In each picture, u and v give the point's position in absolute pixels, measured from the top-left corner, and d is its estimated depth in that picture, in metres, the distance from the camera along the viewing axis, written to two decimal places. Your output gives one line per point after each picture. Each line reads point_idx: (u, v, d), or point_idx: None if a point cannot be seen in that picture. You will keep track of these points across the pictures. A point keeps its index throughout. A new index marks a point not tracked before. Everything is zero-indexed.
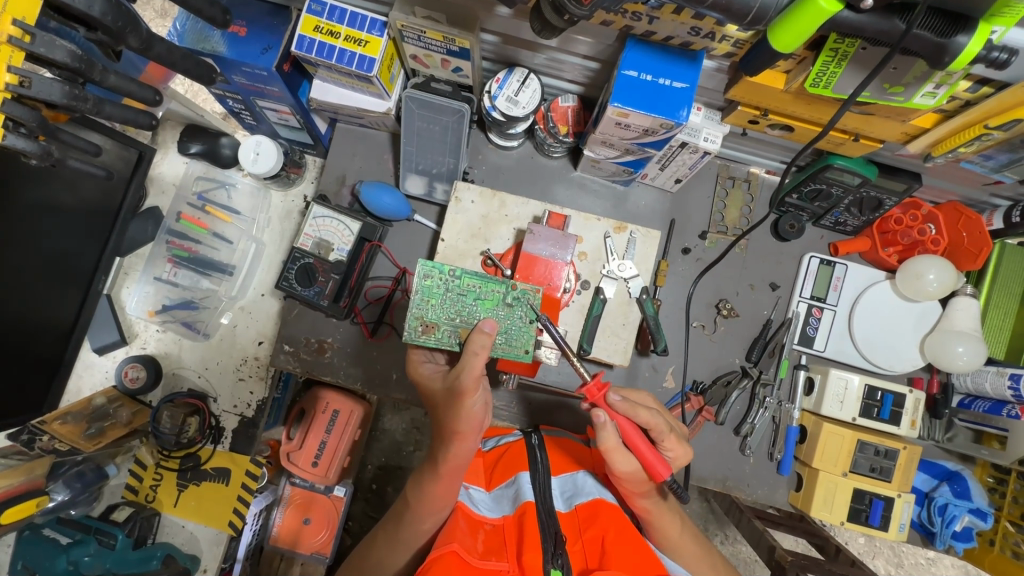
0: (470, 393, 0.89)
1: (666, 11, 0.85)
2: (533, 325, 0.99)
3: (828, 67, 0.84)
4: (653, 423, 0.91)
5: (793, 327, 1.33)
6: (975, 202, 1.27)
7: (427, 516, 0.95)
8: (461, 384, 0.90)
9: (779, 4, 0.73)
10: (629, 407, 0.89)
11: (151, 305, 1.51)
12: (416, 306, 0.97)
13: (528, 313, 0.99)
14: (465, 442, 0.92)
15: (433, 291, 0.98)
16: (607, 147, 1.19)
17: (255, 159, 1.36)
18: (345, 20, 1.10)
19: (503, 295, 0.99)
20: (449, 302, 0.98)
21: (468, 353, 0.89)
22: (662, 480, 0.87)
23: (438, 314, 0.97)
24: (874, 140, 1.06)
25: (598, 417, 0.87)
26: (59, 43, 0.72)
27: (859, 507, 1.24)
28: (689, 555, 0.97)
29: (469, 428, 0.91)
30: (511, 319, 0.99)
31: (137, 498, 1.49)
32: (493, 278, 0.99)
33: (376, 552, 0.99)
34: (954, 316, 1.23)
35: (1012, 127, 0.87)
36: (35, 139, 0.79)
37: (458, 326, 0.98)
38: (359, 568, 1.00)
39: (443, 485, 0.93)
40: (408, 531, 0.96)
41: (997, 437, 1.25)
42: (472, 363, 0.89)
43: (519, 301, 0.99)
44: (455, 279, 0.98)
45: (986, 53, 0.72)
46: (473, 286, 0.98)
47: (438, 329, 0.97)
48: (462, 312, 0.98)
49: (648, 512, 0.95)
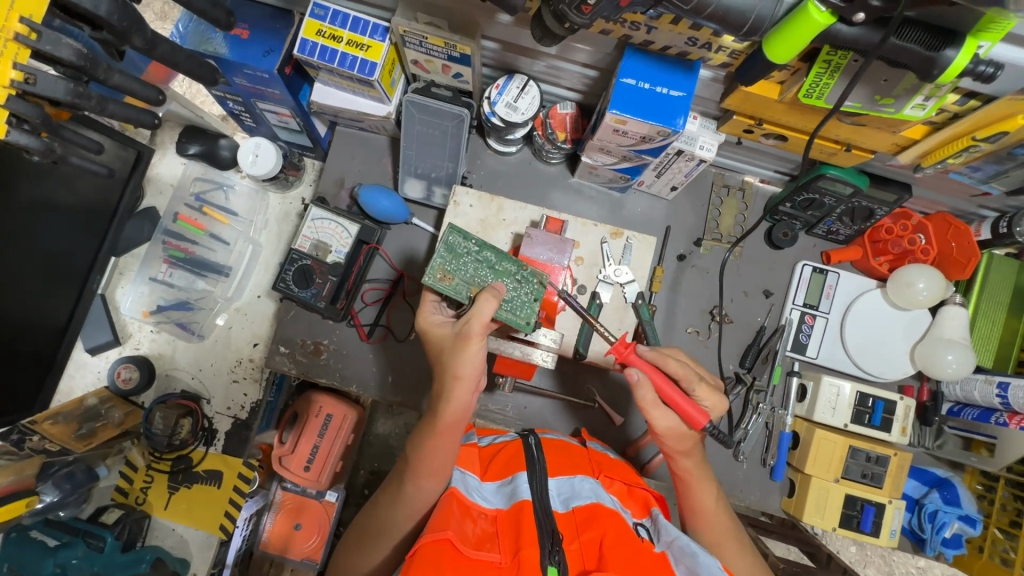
0: (475, 339, 0.92)
1: (664, 21, 0.87)
2: (537, 303, 1.04)
3: (822, 79, 0.86)
4: (683, 373, 0.96)
5: (786, 334, 1.34)
6: (964, 213, 1.29)
7: (428, 477, 0.95)
8: (466, 330, 0.93)
9: (774, 15, 0.76)
10: (656, 355, 0.96)
11: (146, 305, 1.48)
12: (438, 257, 1.04)
13: (534, 291, 1.04)
14: (463, 386, 0.94)
15: (457, 250, 1.04)
16: (605, 154, 1.20)
17: (254, 161, 1.36)
18: (348, 25, 1.11)
19: (515, 272, 1.04)
20: (466, 265, 1.04)
21: (479, 300, 0.94)
22: (702, 428, 0.93)
23: (456, 267, 1.04)
24: (865, 151, 1.08)
25: (633, 376, 0.92)
26: (65, 41, 0.73)
27: (850, 513, 1.24)
28: (714, 534, 0.98)
29: (469, 373, 0.94)
30: (517, 292, 1.04)
31: (127, 500, 1.47)
32: (507, 256, 1.06)
33: (381, 513, 0.98)
34: (943, 324, 1.25)
35: (999, 139, 0.90)
36: (38, 136, 0.79)
37: (471, 285, 1.04)
38: (361, 532, 1.00)
39: (441, 439, 0.95)
40: (407, 494, 0.96)
41: (985, 444, 1.30)
42: (482, 309, 0.93)
43: (527, 280, 1.05)
44: (476, 247, 1.04)
45: (973, 67, 0.74)
46: (489, 255, 1.04)
47: (453, 281, 1.03)
48: (476, 275, 1.04)
49: (689, 475, 0.98)
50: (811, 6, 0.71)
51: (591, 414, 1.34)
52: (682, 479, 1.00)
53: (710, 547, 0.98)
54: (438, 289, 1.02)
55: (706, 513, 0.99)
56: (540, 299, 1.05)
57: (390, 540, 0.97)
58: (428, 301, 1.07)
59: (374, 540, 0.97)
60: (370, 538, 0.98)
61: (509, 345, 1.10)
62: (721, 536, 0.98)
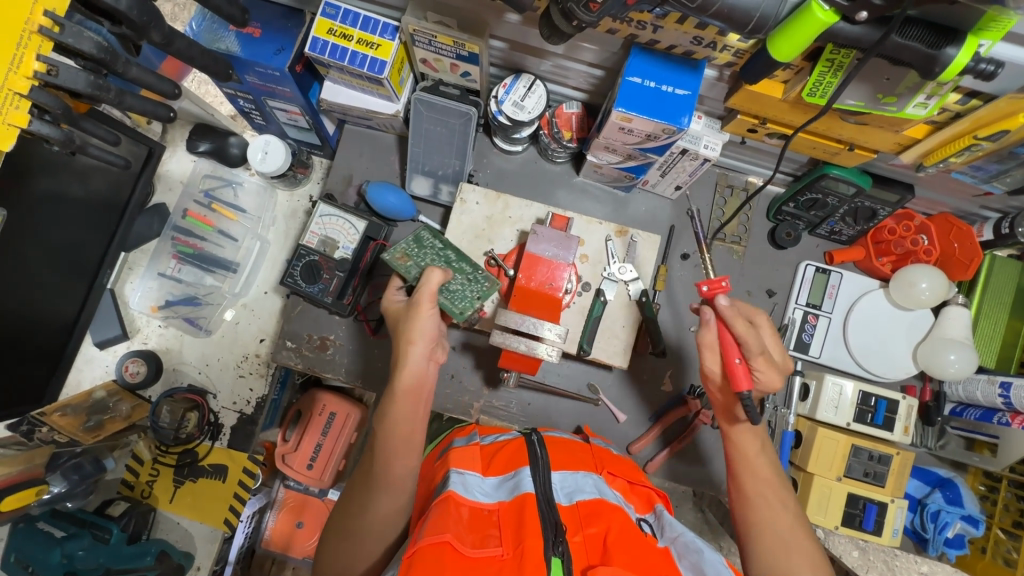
0: (425, 307, 1.02)
1: (670, 20, 0.88)
2: (478, 303, 1.11)
3: (825, 77, 0.88)
4: (710, 342, 1.00)
5: (789, 333, 1.35)
6: (967, 214, 1.30)
7: (404, 451, 0.96)
8: (416, 299, 1.03)
9: (779, 15, 0.77)
10: (732, 313, 0.96)
11: (154, 300, 1.52)
12: (404, 242, 1.14)
13: (480, 291, 1.12)
14: (415, 346, 1.01)
15: (423, 241, 1.15)
16: (610, 152, 1.22)
17: (264, 158, 1.38)
18: (358, 24, 1.13)
19: (469, 271, 1.13)
20: (427, 253, 1.14)
21: (427, 272, 1.04)
22: (739, 392, 0.95)
23: (416, 251, 1.14)
24: (867, 150, 1.09)
25: (704, 316, 1.00)
26: (87, 35, 0.74)
27: (853, 511, 1.25)
28: (761, 478, 1.00)
29: (421, 338, 1.01)
30: (463, 289, 1.12)
31: (133, 493, 1.48)
32: (467, 257, 1.15)
33: (359, 493, 0.97)
34: (946, 324, 1.26)
35: (1000, 138, 0.91)
36: (58, 127, 0.80)
37: (421, 269, 1.13)
38: (345, 512, 0.99)
39: (403, 405, 0.99)
40: (396, 476, 0.95)
41: (988, 445, 1.30)
42: (428, 277, 1.03)
43: (476, 279, 1.13)
44: (440, 243, 1.14)
45: (973, 65, 0.75)
46: (450, 253, 1.14)
47: (409, 262, 1.13)
48: (432, 262, 1.14)
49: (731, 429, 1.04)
50: (815, 5, 0.72)
51: (594, 411, 1.35)
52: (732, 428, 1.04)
53: (745, 491, 1.00)
54: (392, 264, 1.12)
55: (745, 462, 1.02)
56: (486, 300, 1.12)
57: (372, 518, 0.94)
58: (391, 285, 1.14)
59: (356, 521, 0.95)
60: (353, 518, 0.96)
61: (514, 339, 1.10)
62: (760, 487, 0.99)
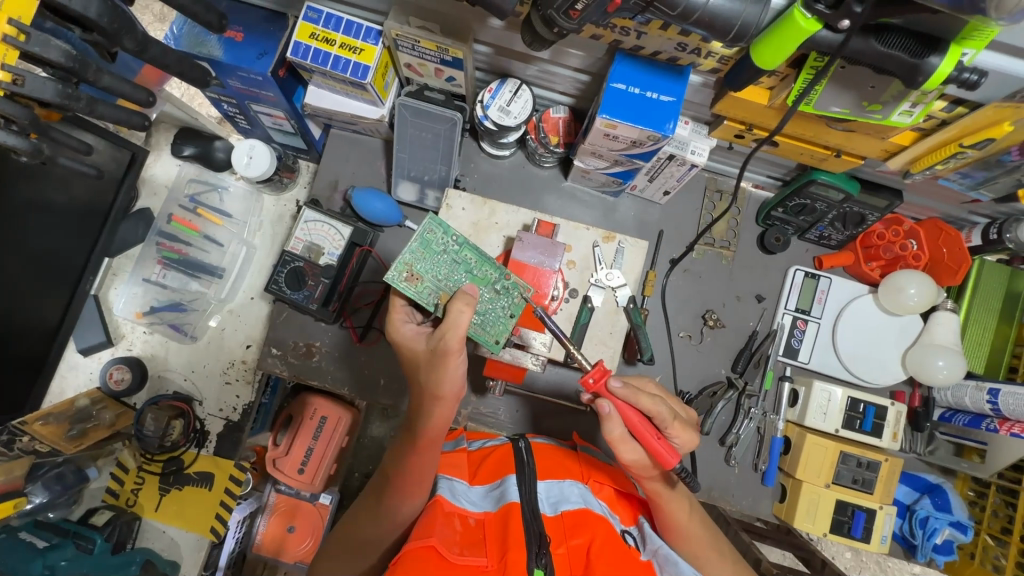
0: (453, 354, 0.93)
1: (654, 27, 0.87)
2: (511, 320, 1.03)
3: (810, 85, 0.87)
4: (618, 435, 0.90)
5: (778, 339, 1.34)
6: (955, 219, 1.30)
7: (413, 494, 0.94)
8: (443, 345, 0.93)
9: (761, 22, 0.76)
10: (629, 392, 0.89)
11: (139, 306, 1.51)
12: (410, 253, 1.01)
13: (511, 306, 1.03)
14: (446, 405, 0.97)
15: (431, 244, 1.02)
16: (596, 158, 1.21)
17: (248, 163, 1.36)
18: (341, 28, 1.11)
19: (494, 280, 1.03)
20: (441, 264, 1.02)
21: (453, 310, 0.92)
22: (672, 468, 0.86)
23: (426, 267, 1.02)
24: (855, 157, 1.08)
25: (603, 409, 0.89)
26: (54, 43, 0.73)
27: (841, 518, 1.24)
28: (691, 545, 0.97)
29: (450, 392, 0.96)
30: (493, 305, 1.03)
31: (118, 502, 1.47)
32: (489, 261, 1.04)
33: (361, 524, 0.97)
34: (934, 330, 1.25)
35: (986, 146, 0.90)
36: (27, 137, 0.78)
37: (440, 290, 1.02)
38: (344, 534, 0.99)
39: (421, 457, 0.95)
40: (397, 514, 0.94)
41: (977, 451, 1.27)
42: (455, 320, 0.91)
43: (507, 292, 1.03)
44: (455, 245, 1.02)
45: (957, 74, 0.74)
46: (468, 257, 1.02)
47: (422, 283, 1.02)
48: (449, 277, 1.02)
49: (658, 497, 0.96)
50: (797, 13, 0.72)
51: (583, 417, 1.34)
52: (661, 499, 0.96)
53: (688, 559, 0.97)
54: (403, 290, 1.00)
55: (676, 528, 0.97)
56: (516, 316, 1.04)
57: (375, 551, 0.95)
58: (398, 305, 1.05)
59: (356, 552, 0.95)
60: (353, 549, 0.96)
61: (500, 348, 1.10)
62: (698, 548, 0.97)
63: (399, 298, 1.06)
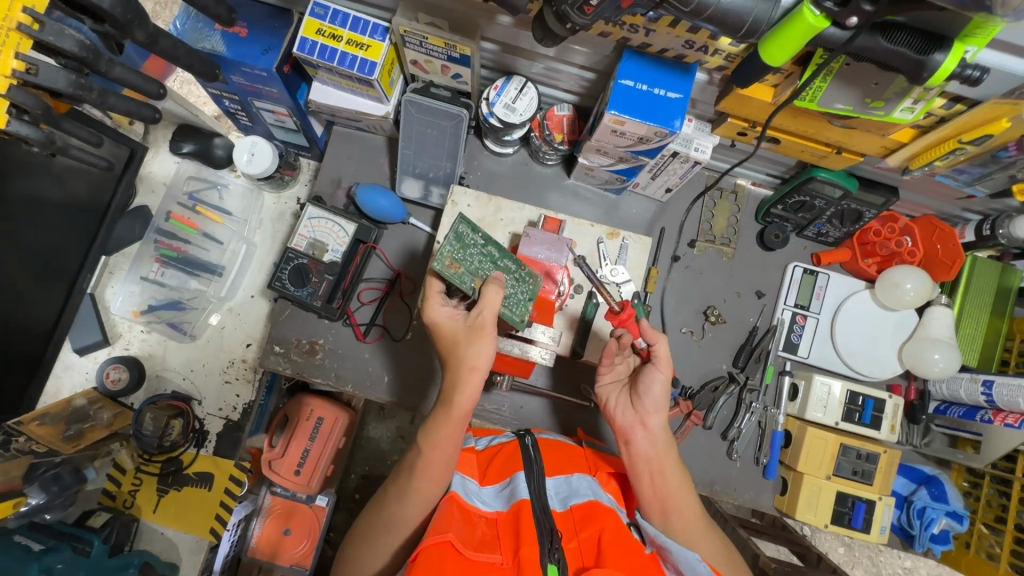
0: (488, 331, 0.98)
1: (662, 24, 0.89)
2: (531, 303, 1.07)
3: (815, 81, 0.88)
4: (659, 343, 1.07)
5: (778, 334, 1.36)
6: (949, 216, 1.33)
7: (432, 480, 0.94)
8: (479, 321, 0.98)
9: (771, 19, 0.77)
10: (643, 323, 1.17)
11: (136, 305, 1.47)
12: (447, 245, 1.02)
13: (529, 292, 1.07)
14: (477, 375, 0.97)
15: (465, 240, 1.04)
16: (602, 155, 1.22)
17: (250, 160, 1.36)
18: (348, 24, 1.11)
19: (514, 270, 1.07)
20: (472, 256, 1.04)
21: (487, 289, 0.98)
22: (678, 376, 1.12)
23: (462, 256, 1.03)
24: (855, 153, 1.11)
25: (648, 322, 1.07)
26: (68, 33, 0.72)
27: (841, 510, 1.26)
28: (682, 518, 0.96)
29: (485, 365, 0.97)
30: (514, 291, 1.06)
31: (115, 504, 1.45)
32: (508, 254, 1.08)
33: (388, 505, 0.96)
34: (929, 325, 1.28)
35: (984, 142, 0.93)
36: (39, 127, 0.78)
37: (474, 276, 1.04)
38: (367, 521, 0.97)
39: (451, 429, 0.96)
40: (413, 494, 0.94)
41: (971, 442, 1.31)
42: (491, 298, 0.97)
43: (522, 280, 1.08)
44: (482, 240, 1.05)
45: (960, 70, 0.76)
46: (494, 250, 1.06)
47: (459, 270, 1.02)
48: (479, 266, 1.05)
49: (665, 444, 1.01)
50: (805, 10, 0.73)
51: (586, 414, 1.35)
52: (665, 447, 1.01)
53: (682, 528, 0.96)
54: (444, 276, 1.01)
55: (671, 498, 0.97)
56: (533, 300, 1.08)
57: (396, 535, 0.94)
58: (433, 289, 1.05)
59: (379, 536, 0.94)
60: (375, 534, 0.95)
61: (508, 342, 1.10)
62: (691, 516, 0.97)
63: (437, 281, 1.06)
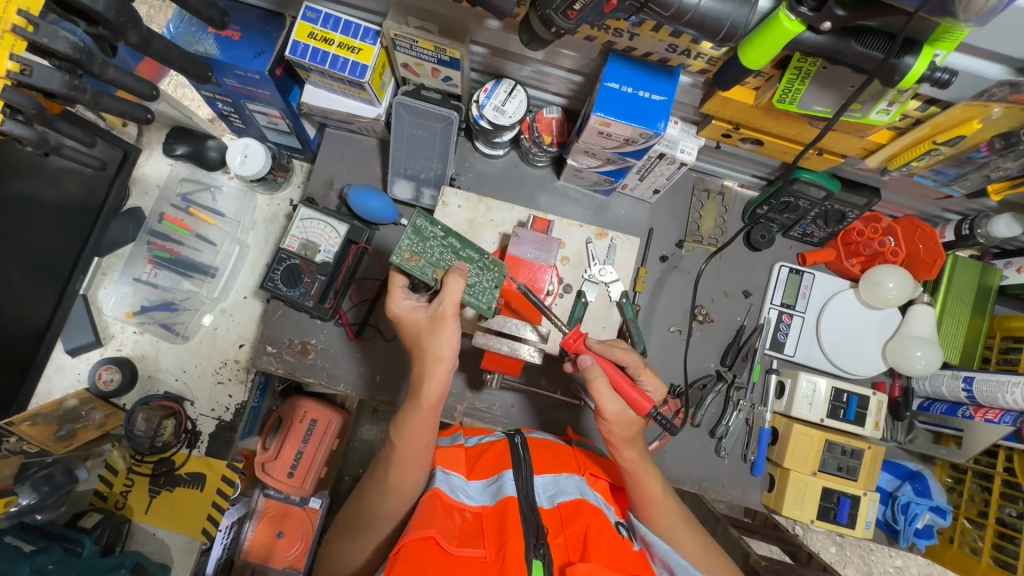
0: (451, 319, 0.98)
1: (646, 28, 0.91)
2: (498, 290, 1.09)
3: (793, 84, 0.91)
4: (599, 384, 0.99)
5: (765, 332, 1.39)
6: (930, 217, 1.37)
7: (411, 472, 0.95)
8: (440, 311, 0.99)
9: (749, 24, 0.79)
10: (604, 347, 1.06)
11: (129, 306, 1.47)
12: (405, 239, 1.03)
13: (496, 279, 1.09)
14: (443, 364, 0.99)
15: (424, 233, 1.05)
16: (590, 156, 1.24)
17: (243, 162, 1.37)
18: (339, 28, 1.13)
19: (477, 258, 1.09)
20: (432, 248, 1.06)
21: (448, 279, 0.99)
22: (646, 412, 1.01)
23: (422, 249, 1.05)
24: (835, 155, 1.13)
25: (586, 361, 1.00)
26: (62, 34, 0.74)
27: (827, 505, 1.28)
28: (662, 514, 0.99)
29: (449, 353, 0.99)
30: (480, 279, 1.08)
31: (106, 505, 1.45)
32: (470, 243, 1.10)
33: (368, 500, 0.97)
34: (912, 322, 1.30)
35: (957, 144, 0.96)
36: (33, 127, 0.79)
37: (436, 267, 1.06)
38: (351, 516, 0.99)
39: (422, 420, 0.97)
40: (391, 486, 0.95)
41: (954, 437, 1.33)
42: (453, 288, 0.98)
43: (488, 268, 1.09)
44: (442, 232, 1.07)
45: (930, 73, 0.79)
46: (454, 241, 1.07)
47: (420, 262, 1.04)
48: (441, 258, 1.07)
49: (635, 465, 0.99)
50: (782, 15, 0.76)
51: (577, 412, 1.36)
52: (631, 473, 0.99)
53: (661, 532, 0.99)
54: (405, 269, 1.03)
55: (653, 502, 1.00)
56: (501, 287, 1.10)
57: (379, 526, 0.96)
58: (395, 283, 1.07)
59: (363, 528, 0.97)
60: (360, 526, 0.97)
61: (497, 340, 1.11)
62: (670, 520, 0.99)
63: (400, 276, 1.08)
